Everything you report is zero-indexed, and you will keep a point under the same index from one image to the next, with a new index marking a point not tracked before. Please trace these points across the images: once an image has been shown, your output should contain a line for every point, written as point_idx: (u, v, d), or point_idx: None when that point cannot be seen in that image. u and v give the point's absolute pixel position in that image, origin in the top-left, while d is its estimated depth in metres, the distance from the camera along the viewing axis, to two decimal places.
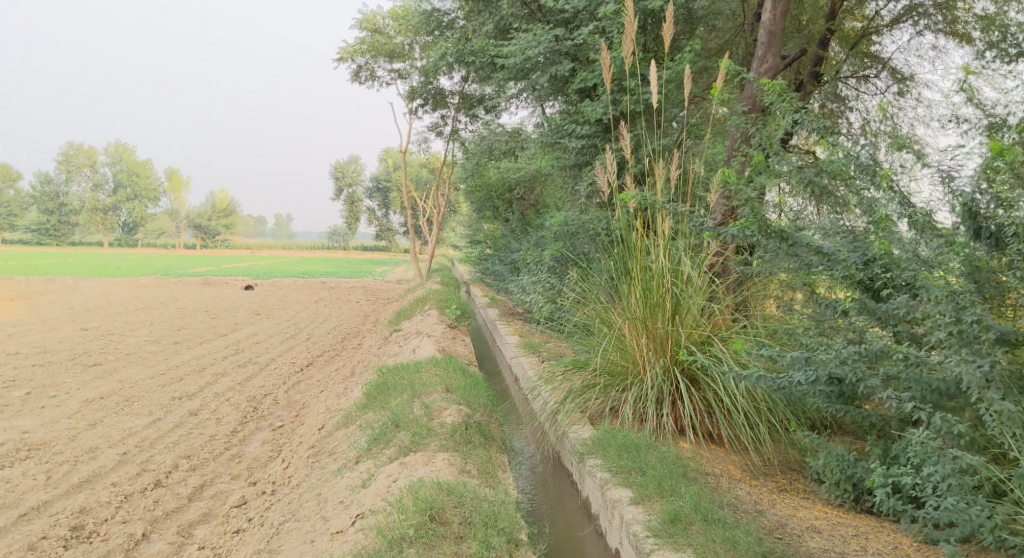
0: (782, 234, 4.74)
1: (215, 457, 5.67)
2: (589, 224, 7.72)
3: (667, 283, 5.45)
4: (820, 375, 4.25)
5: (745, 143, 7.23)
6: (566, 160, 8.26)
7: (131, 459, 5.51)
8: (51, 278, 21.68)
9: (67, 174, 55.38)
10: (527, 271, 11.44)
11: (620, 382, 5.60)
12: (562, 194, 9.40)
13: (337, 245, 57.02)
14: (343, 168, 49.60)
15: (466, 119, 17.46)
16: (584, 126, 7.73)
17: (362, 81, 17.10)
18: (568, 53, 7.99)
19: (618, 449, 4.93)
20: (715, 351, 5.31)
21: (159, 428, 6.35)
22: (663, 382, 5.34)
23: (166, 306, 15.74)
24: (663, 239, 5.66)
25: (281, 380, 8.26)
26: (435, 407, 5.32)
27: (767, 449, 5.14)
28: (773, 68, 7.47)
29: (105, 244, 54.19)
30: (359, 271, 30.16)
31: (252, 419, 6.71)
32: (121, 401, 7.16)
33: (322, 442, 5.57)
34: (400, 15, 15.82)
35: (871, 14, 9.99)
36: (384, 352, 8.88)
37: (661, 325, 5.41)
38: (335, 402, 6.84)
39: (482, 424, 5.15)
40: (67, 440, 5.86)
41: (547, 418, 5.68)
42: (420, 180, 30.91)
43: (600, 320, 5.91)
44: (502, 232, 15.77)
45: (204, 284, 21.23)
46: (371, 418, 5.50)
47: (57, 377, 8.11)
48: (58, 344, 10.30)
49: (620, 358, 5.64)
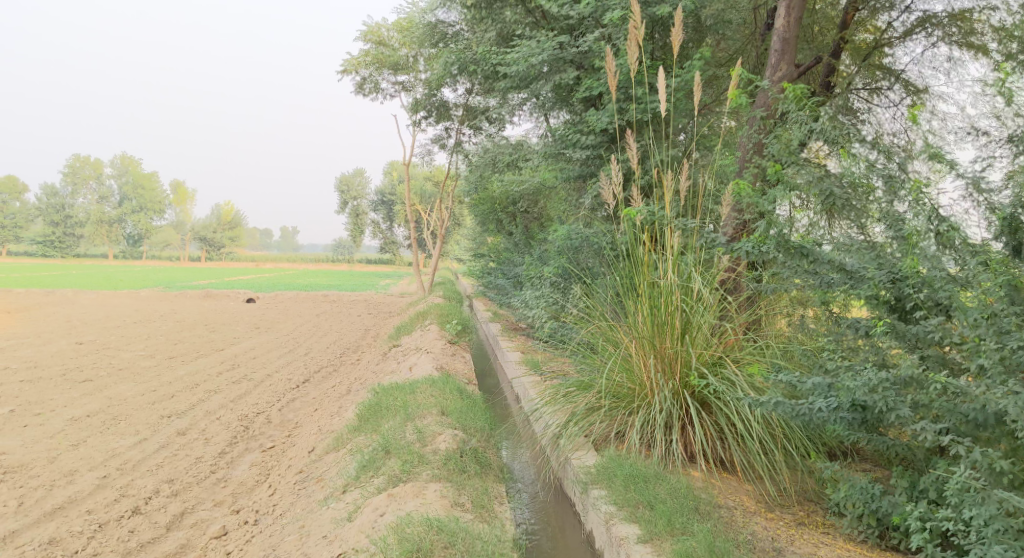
0: (802, 251, 4.44)
1: (199, 481, 5.38)
2: (594, 238, 7.46)
3: (677, 301, 5.18)
4: (842, 402, 3.99)
5: (758, 153, 6.99)
6: (571, 172, 7.99)
7: (109, 484, 5.22)
8: (53, 290, 21.48)
9: (73, 187, 55.46)
10: (530, 285, 11.17)
11: (626, 406, 5.29)
12: (567, 207, 9.13)
13: (342, 259, 56.90)
14: (348, 181, 49.53)
15: (471, 132, 17.27)
16: (589, 137, 7.47)
17: (365, 93, 16.96)
18: (572, 61, 7.76)
19: (625, 479, 4.64)
20: (728, 374, 5.05)
21: (144, 449, 6.07)
22: (673, 405, 5.05)
23: (165, 319, 15.49)
24: (672, 254, 5.39)
25: (274, 398, 7.97)
26: (429, 431, 5.03)
27: (783, 478, 4.85)
28: (788, 76, 7.19)
29: (109, 257, 54.17)
30: (364, 284, 30.02)
31: (242, 439, 6.43)
32: (107, 419, 6.89)
33: (311, 467, 5.28)
34: (405, 26, 15.68)
35: (883, 26, 9.76)
36: (382, 369, 8.59)
37: (670, 346, 5.14)
38: (328, 422, 6.54)
39: (479, 450, 4.85)
40: (45, 462, 5.58)
41: (548, 443, 5.37)
42: (425, 194, 30.83)
43: (605, 339, 5.63)
44: (506, 246, 15.51)
45: (204, 297, 20.98)
46: (362, 443, 5.22)
47: (44, 394, 7.84)
48: (50, 359, 10.04)
49: (626, 380, 5.34)
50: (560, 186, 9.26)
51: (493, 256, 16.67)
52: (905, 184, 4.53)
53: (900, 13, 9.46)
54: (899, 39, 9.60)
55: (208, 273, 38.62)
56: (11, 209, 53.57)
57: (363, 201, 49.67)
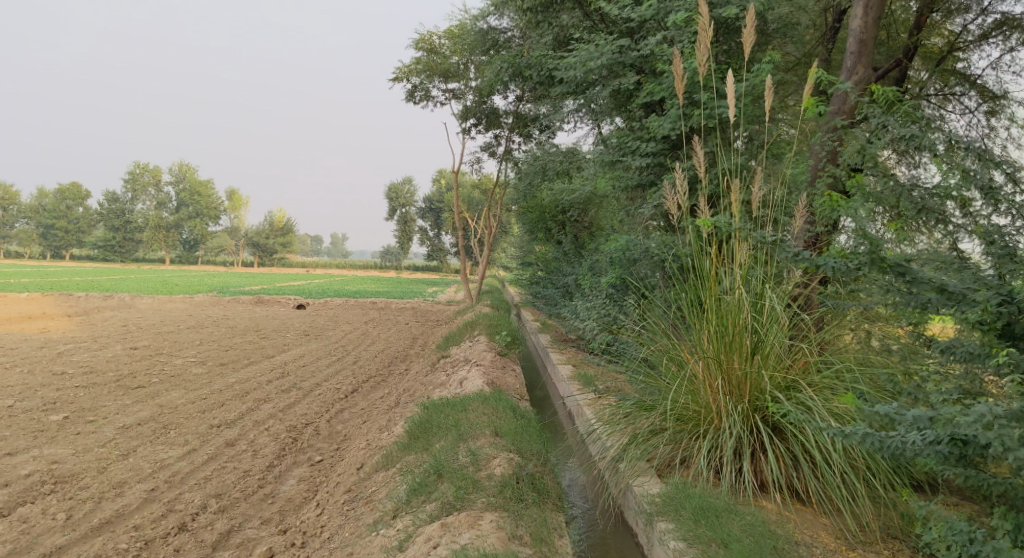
0: (898, 268, 4.09)
1: (247, 496, 5.25)
2: (652, 249, 7.13)
3: (747, 318, 4.82)
4: (939, 435, 3.67)
5: (832, 162, 6.58)
6: (629, 180, 7.67)
7: (157, 498, 5.13)
8: (111, 293, 22.07)
9: (133, 193, 57.40)
10: (581, 296, 10.86)
11: (692, 430, 4.96)
12: (624, 216, 8.80)
13: (389, 266, 57.30)
14: (397, 188, 49.73)
15: (520, 140, 17.03)
16: (649, 143, 7.14)
17: (416, 101, 16.93)
18: (632, 65, 7.47)
19: (694, 513, 4.38)
20: (804, 398, 4.68)
21: (193, 460, 5.99)
22: (743, 431, 4.70)
23: (218, 325, 15.68)
24: (741, 267, 5.03)
25: (323, 409, 7.84)
26: (483, 454, 4.80)
27: (865, 512, 4.45)
28: (863, 80, 6.80)
29: (166, 262, 55.85)
30: (411, 291, 30.08)
31: (291, 452, 6.31)
32: (158, 428, 6.86)
33: (360, 486, 5.08)
34: (456, 34, 15.57)
35: (957, 29, 9.14)
36: (431, 381, 8.39)
37: (739, 366, 4.80)
38: (377, 437, 6.35)
39: (536, 476, 4.60)
40: (95, 472, 5.54)
41: (608, 467, 5.06)
42: (472, 201, 30.76)
43: (668, 356, 5.26)
44: (555, 255, 15.21)
45: (256, 303, 21.23)
46: (413, 463, 5.02)
47: (98, 400, 7.89)
48: (105, 364, 10.17)
49: (692, 403, 5.00)
50: (616, 195, 8.92)
51: (543, 265, 16.36)
52: (1005, 196, 4.36)
53: (977, 15, 8.80)
54: (975, 42, 9.00)
55: (261, 279, 39.31)
56: (76, 215, 55.70)
57: (411, 208, 49.95)
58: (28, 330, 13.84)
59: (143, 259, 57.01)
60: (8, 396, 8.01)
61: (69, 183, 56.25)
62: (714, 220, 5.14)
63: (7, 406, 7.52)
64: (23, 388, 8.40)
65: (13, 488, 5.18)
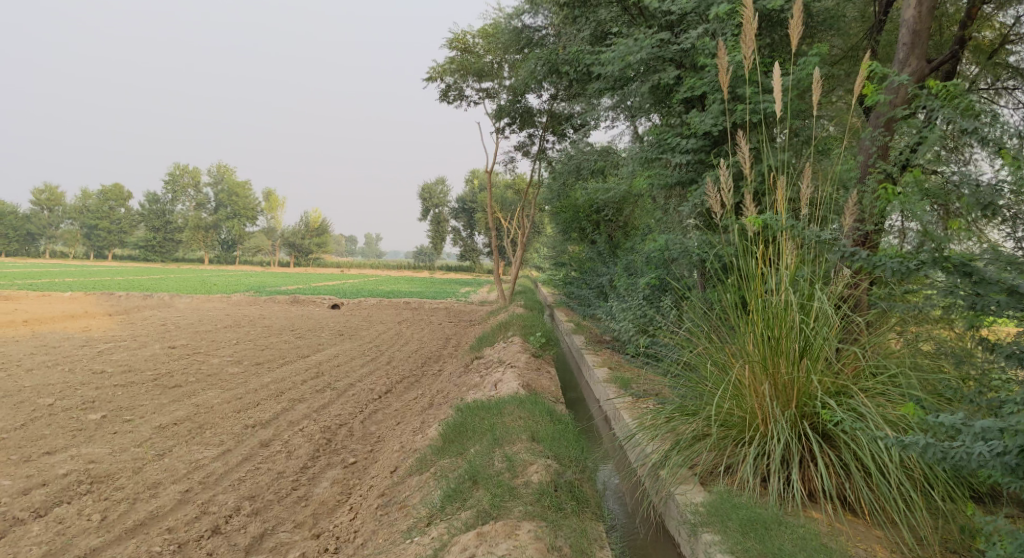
0: (964, 268, 4.00)
1: (280, 499, 5.19)
2: (692, 248, 6.91)
3: (795, 320, 4.59)
4: (1008, 447, 3.47)
5: (883, 158, 6.26)
6: (668, 178, 7.42)
7: (191, 499, 5.10)
8: (150, 293, 22.49)
9: (173, 194, 58.65)
10: (617, 296, 10.67)
11: (737, 437, 4.74)
12: (663, 215, 8.55)
13: (422, 266, 57.54)
14: (431, 189, 49.96)
15: (555, 139, 16.82)
16: (689, 139, 6.91)
17: (450, 100, 16.89)
18: (673, 59, 7.25)
19: (741, 523, 4.18)
20: (856, 405, 4.44)
21: (227, 460, 5.95)
22: (791, 438, 4.46)
23: (254, 324, 15.81)
24: (788, 267, 4.79)
25: (357, 409, 7.78)
26: (519, 460, 4.66)
27: (923, 526, 4.17)
28: (917, 72, 6.49)
29: (205, 262, 56.94)
30: (444, 290, 30.12)
31: (324, 454, 6.24)
32: (194, 428, 6.86)
33: (394, 490, 4.96)
34: (490, 32, 15.47)
35: (1012, 19, 8.71)
36: (465, 382, 8.27)
37: (786, 371, 4.58)
38: (410, 439, 6.24)
39: (575, 484, 4.47)
40: (131, 472, 5.54)
41: (649, 474, 4.86)
42: (506, 202, 30.72)
43: (711, 360, 5.01)
44: (589, 256, 15.01)
45: (292, 303, 21.41)
46: (448, 467, 4.90)
47: (135, 400, 7.95)
48: (144, 363, 10.28)
49: (737, 409, 4.76)
50: (654, 194, 8.68)
51: (576, 265, 16.17)
52: None
53: None
54: None
55: (297, 278, 39.75)
56: (118, 216, 57.04)
57: (444, 208, 50.08)
58: (70, 329, 14.09)
59: (183, 259, 58.16)
60: (48, 394, 8.11)
61: (112, 185, 57.67)
62: (760, 219, 4.90)
63: (48, 404, 7.61)
64: (63, 387, 8.50)
65: (50, 487, 5.20)
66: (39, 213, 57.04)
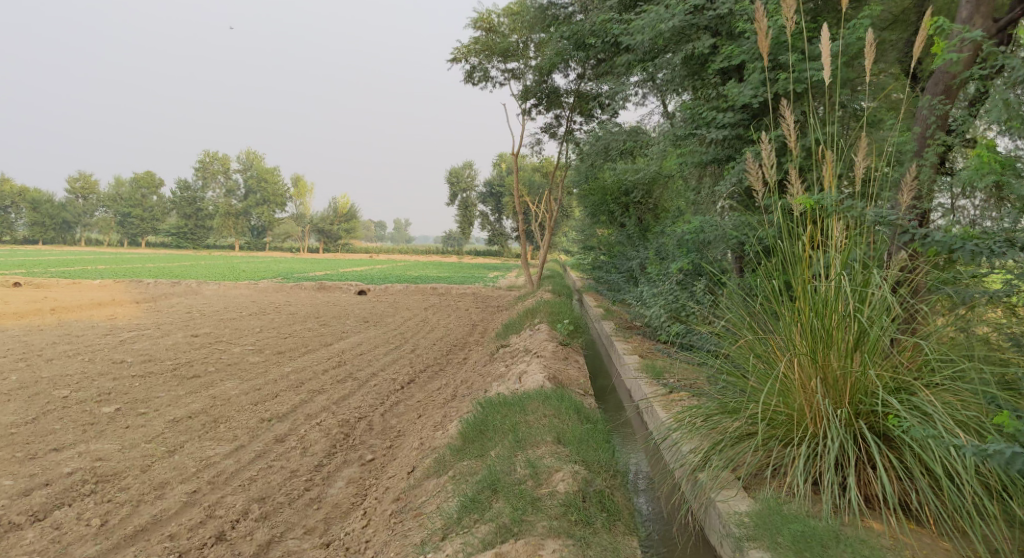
0: None
1: (291, 501, 4.92)
2: (730, 230, 6.42)
3: (848, 309, 4.08)
4: None
5: (942, 128, 5.54)
6: (703, 155, 6.89)
7: (198, 501, 4.89)
8: (179, 280, 22.56)
9: (204, 181, 59.19)
10: (647, 280, 10.18)
11: (784, 436, 4.26)
12: (698, 194, 8.03)
13: (450, 250, 57.31)
14: (456, 173, 49.33)
15: (582, 120, 16.23)
16: (726, 113, 6.37)
17: (475, 81, 16.44)
18: (707, 26, 6.72)
19: (792, 538, 3.75)
20: (920, 403, 3.90)
21: (239, 458, 5.69)
22: (846, 439, 3.95)
23: (279, 311, 15.65)
24: (840, 250, 4.26)
25: (377, 401, 7.46)
26: (544, 467, 4.33)
27: (1001, 538, 3.63)
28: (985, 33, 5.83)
29: (236, 248, 57.46)
30: (472, 275, 29.82)
31: (341, 450, 5.94)
32: (208, 421, 6.63)
33: (410, 495, 4.63)
34: (514, 10, 14.92)
35: None
36: (490, 372, 7.92)
37: (839, 364, 4.08)
38: (430, 435, 5.88)
39: (605, 493, 4.16)
40: (138, 471, 5.33)
41: (686, 478, 4.40)
42: (534, 184, 30.22)
43: (753, 353, 4.51)
44: (618, 239, 14.51)
45: (319, 289, 21.30)
46: (467, 470, 4.59)
47: (152, 391, 7.76)
48: (164, 352, 10.12)
49: (783, 406, 4.27)
50: (688, 173, 8.17)
51: (606, 249, 15.68)
52: None
53: None
54: None
55: (326, 263, 39.86)
56: (151, 203, 57.79)
57: (471, 192, 49.69)
58: (96, 316, 14.08)
59: (214, 246, 58.77)
60: (64, 386, 7.96)
61: (144, 172, 58.42)
62: (809, 197, 4.39)
63: (62, 396, 7.46)
64: (81, 377, 8.36)
65: (53, 487, 5.01)
66: (74, 202, 57.89)
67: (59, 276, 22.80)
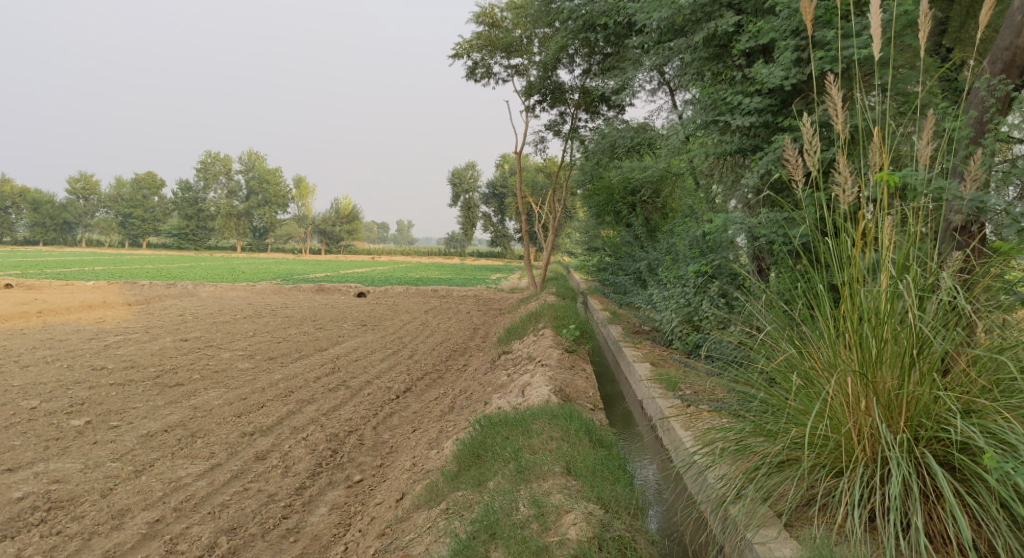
0: None
1: (264, 533, 4.41)
2: (756, 228, 5.84)
3: (906, 317, 3.50)
4: None
5: (1001, 111, 4.99)
6: (726, 145, 6.30)
7: (160, 533, 4.39)
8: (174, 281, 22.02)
9: (205, 182, 58.73)
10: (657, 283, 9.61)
11: (832, 466, 3.67)
12: (715, 190, 7.46)
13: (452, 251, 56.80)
14: (460, 173, 48.81)
15: (587, 117, 15.62)
16: (754, 98, 5.80)
17: (478, 78, 15.88)
18: (731, 4, 6.18)
19: None
20: (996, 428, 3.34)
21: (213, 479, 5.12)
22: (910, 471, 3.37)
23: (275, 314, 15.09)
24: (891, 250, 3.67)
25: (370, 412, 6.88)
26: (553, 507, 3.78)
27: None
28: None
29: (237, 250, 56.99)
30: (474, 277, 29.03)
31: (327, 469, 5.38)
32: (184, 436, 6.07)
33: (397, 530, 4.10)
34: (518, 4, 14.31)
35: None
36: (490, 382, 7.36)
37: (896, 382, 3.51)
38: (424, 454, 5.32)
39: (625, 539, 3.61)
40: (98, 494, 4.80)
41: (717, 514, 3.80)
42: (538, 185, 29.57)
43: (792, 369, 3.91)
44: (624, 239, 14.03)
45: (317, 291, 20.75)
46: (463, 503, 4.04)
47: (128, 402, 7.20)
48: (148, 358, 9.56)
49: (831, 432, 3.68)
50: (702, 168, 7.61)
51: (612, 250, 15.17)
52: None
53: None
54: None
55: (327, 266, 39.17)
56: (152, 205, 57.40)
57: (474, 193, 49.15)
58: (83, 319, 13.52)
59: (216, 247, 58.27)
60: (35, 395, 7.40)
61: (146, 173, 58.16)
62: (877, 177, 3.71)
63: (31, 407, 6.91)
64: (55, 386, 7.79)
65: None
66: (75, 203, 57.52)
67: (53, 277, 22.25)
